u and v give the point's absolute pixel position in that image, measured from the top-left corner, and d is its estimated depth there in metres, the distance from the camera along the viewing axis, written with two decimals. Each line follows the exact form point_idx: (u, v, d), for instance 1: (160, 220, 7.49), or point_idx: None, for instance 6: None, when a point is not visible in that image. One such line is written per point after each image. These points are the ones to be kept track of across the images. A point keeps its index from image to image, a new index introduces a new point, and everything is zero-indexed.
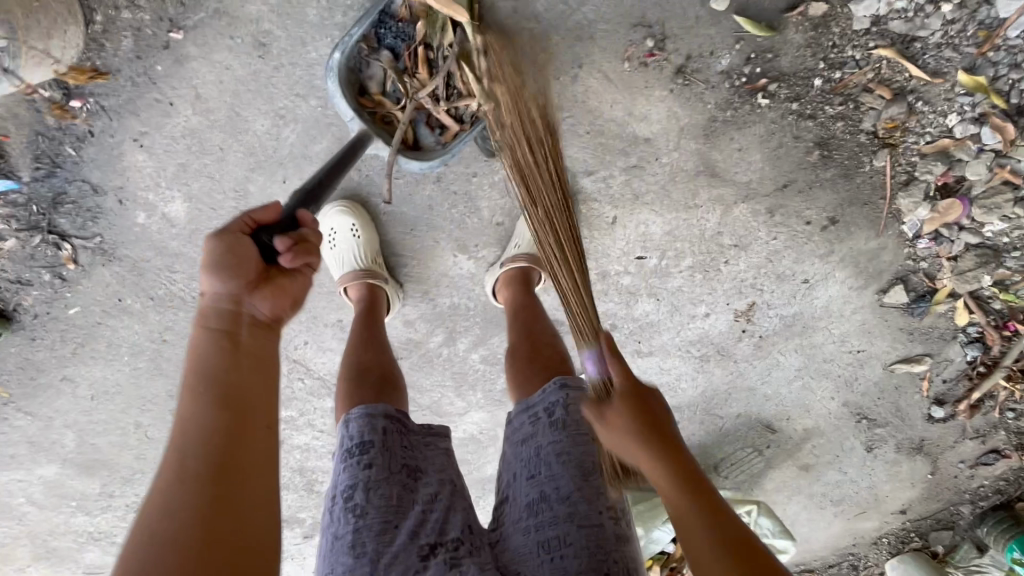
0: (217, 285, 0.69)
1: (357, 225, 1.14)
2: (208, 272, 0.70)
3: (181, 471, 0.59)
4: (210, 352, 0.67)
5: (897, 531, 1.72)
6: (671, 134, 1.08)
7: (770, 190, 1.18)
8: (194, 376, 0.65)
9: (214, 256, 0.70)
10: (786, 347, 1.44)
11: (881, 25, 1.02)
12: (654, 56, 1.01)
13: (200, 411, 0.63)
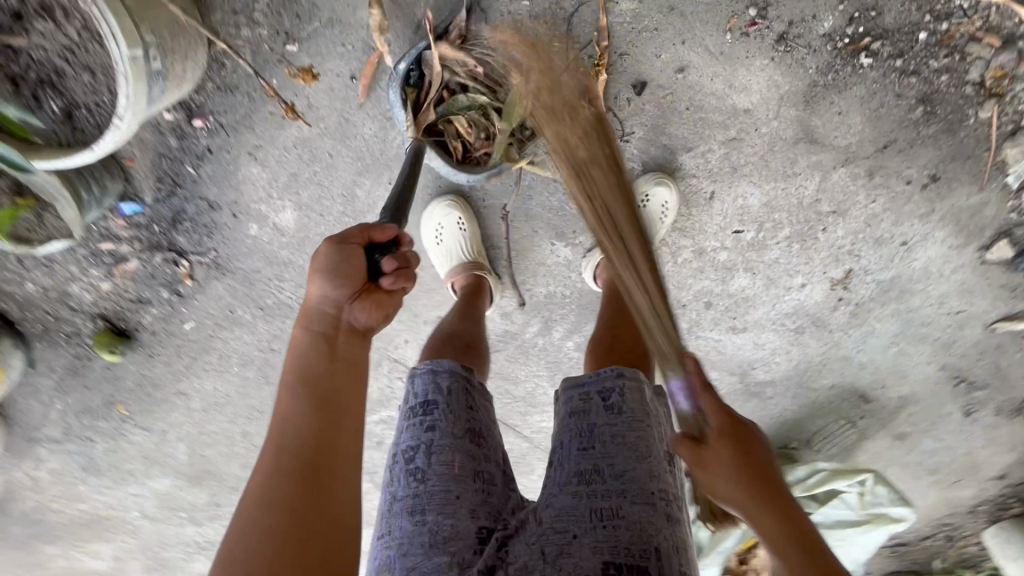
0: (322, 293, 0.70)
1: (463, 218, 1.15)
2: (317, 273, 0.70)
3: (278, 464, 0.62)
4: (309, 353, 0.68)
5: (994, 497, 1.71)
6: (772, 103, 1.10)
7: (870, 152, 1.17)
8: (293, 375, 0.67)
9: (327, 266, 0.70)
10: (882, 312, 1.40)
11: None
12: (755, 25, 1.03)
13: (297, 411, 0.65)
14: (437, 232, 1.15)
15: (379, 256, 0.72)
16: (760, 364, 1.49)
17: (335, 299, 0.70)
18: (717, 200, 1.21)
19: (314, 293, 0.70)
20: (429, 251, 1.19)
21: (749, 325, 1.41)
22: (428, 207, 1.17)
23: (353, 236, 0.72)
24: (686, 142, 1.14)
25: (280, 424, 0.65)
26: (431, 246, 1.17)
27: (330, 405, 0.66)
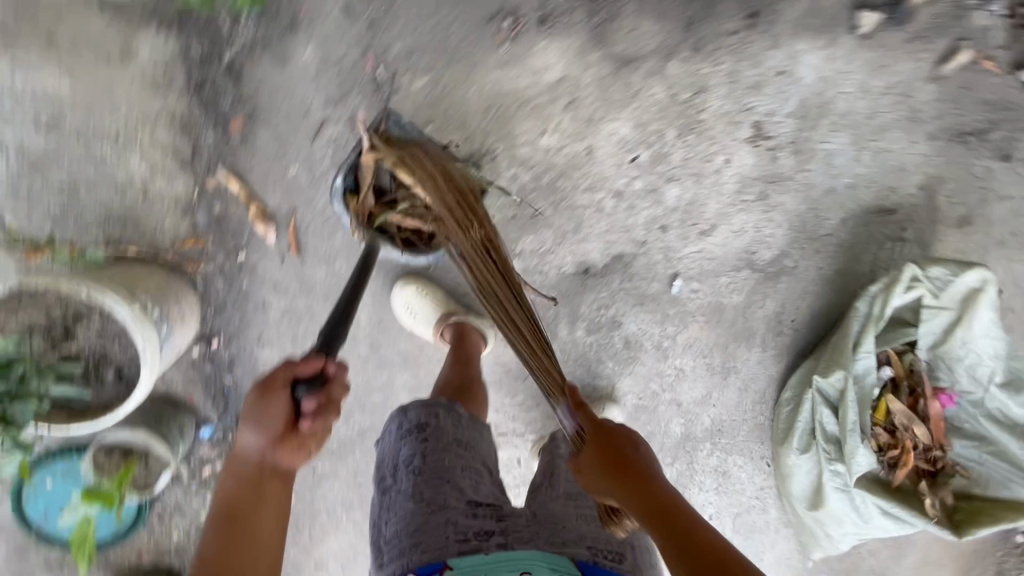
0: (257, 423, 0.93)
1: (420, 287, 1.33)
2: (247, 405, 0.93)
3: (224, 517, 0.92)
4: (248, 460, 0.94)
5: None
6: (575, 63, 1.29)
7: (682, 36, 1.31)
8: (237, 470, 0.95)
9: (257, 401, 0.93)
10: (820, 134, 1.45)
11: None
12: (517, 27, 1.24)
13: (235, 492, 0.94)
14: (408, 310, 1.32)
15: (301, 390, 0.92)
16: (758, 246, 1.50)
17: (274, 420, 0.93)
18: (596, 149, 1.35)
19: (244, 433, 0.94)
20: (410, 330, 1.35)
21: (716, 222, 1.46)
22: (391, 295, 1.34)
23: (278, 375, 0.93)
24: (538, 129, 1.32)
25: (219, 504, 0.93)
26: (409, 324, 1.33)
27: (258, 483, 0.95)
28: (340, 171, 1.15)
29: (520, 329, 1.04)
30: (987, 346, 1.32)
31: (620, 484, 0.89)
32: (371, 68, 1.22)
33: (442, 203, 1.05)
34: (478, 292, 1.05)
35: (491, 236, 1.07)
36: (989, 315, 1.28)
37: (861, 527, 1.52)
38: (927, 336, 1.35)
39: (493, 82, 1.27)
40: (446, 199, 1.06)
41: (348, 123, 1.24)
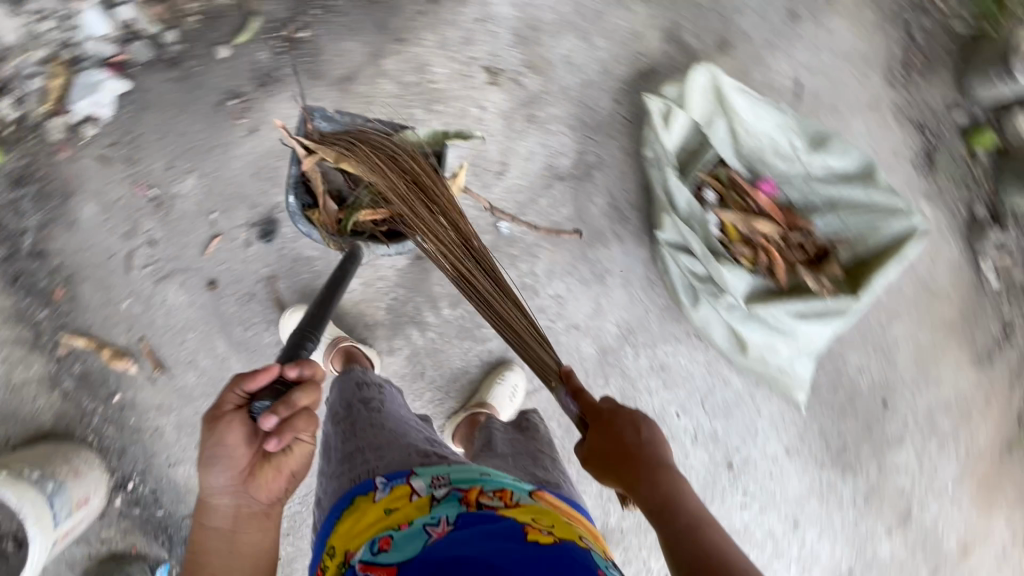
0: (222, 458, 0.92)
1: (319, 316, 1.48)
2: (206, 440, 0.92)
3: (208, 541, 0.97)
4: (218, 495, 0.95)
5: None
6: (306, 103, 1.47)
7: (381, 37, 1.50)
8: (210, 504, 0.96)
9: (217, 430, 0.91)
10: (548, 46, 1.59)
11: None
12: (243, 102, 1.43)
13: (214, 521, 0.97)
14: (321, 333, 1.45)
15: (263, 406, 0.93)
16: (553, 160, 1.61)
17: (245, 447, 0.93)
18: None
19: (210, 477, 0.93)
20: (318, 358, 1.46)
21: (505, 161, 1.59)
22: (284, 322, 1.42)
23: (229, 394, 0.93)
24: None
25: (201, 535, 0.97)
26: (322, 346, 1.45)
27: (246, 512, 0.97)
28: (290, 186, 1.27)
29: (502, 316, 1.18)
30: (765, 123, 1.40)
31: (621, 469, 0.95)
32: (144, 193, 1.40)
33: (420, 215, 1.22)
34: (468, 291, 1.22)
35: (469, 235, 1.22)
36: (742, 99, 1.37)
37: (799, 343, 1.49)
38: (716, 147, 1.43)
39: (248, 151, 1.44)
40: (426, 212, 1.23)
41: (150, 245, 1.41)
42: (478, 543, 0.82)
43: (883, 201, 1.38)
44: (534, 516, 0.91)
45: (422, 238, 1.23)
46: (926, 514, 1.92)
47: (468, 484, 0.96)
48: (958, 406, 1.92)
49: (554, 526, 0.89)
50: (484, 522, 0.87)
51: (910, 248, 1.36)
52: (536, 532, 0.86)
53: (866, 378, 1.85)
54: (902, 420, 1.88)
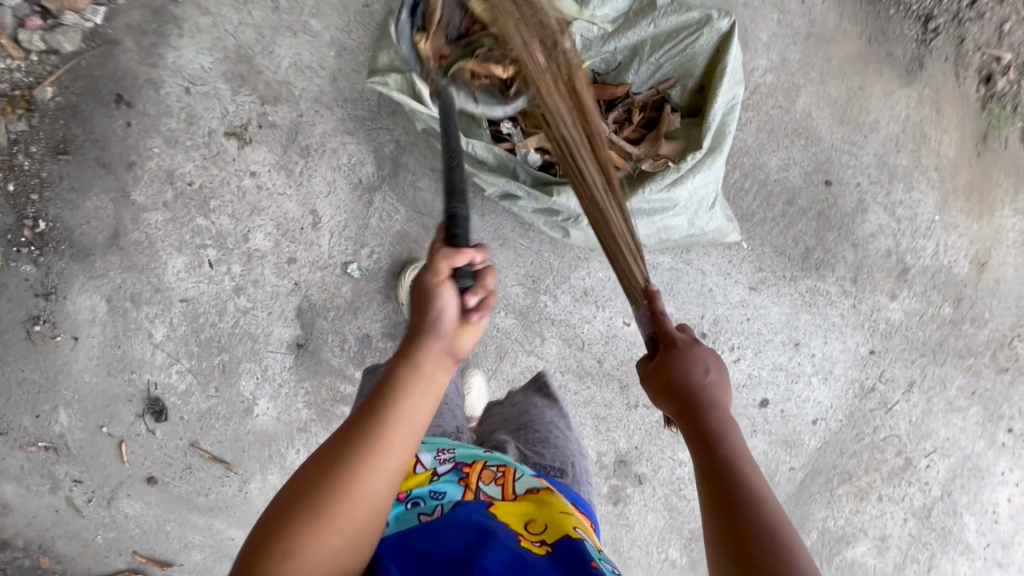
0: (440, 350, 0.68)
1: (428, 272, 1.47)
2: (430, 309, 0.68)
3: (321, 469, 0.62)
4: (399, 384, 0.66)
5: None
6: (98, 284, 1.37)
7: (111, 176, 1.35)
8: (377, 397, 0.66)
9: (429, 300, 0.68)
10: (270, 67, 1.37)
11: None
12: (48, 321, 1.37)
13: (359, 426, 0.64)
14: (422, 280, 1.45)
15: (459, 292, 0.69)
16: (354, 175, 1.44)
17: (451, 354, 0.69)
18: (187, 294, 1.41)
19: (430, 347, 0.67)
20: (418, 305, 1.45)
21: (311, 208, 1.43)
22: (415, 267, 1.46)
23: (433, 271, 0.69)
24: (146, 336, 1.41)
25: (332, 444, 0.64)
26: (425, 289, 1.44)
27: (430, 374, 0.67)
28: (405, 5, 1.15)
29: (589, 179, 0.91)
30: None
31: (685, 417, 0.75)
32: (37, 449, 1.41)
33: (518, 31, 0.91)
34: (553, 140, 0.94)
35: (576, 76, 0.93)
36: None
37: (683, 210, 1.33)
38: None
39: (87, 357, 1.40)
40: (533, 37, 0.92)
41: (77, 484, 1.44)
42: (461, 537, 0.78)
43: (681, 19, 1.19)
44: (528, 516, 0.83)
45: (521, 54, 0.93)
46: (925, 257, 1.77)
47: (472, 457, 0.95)
48: (909, 135, 1.69)
49: (546, 527, 0.81)
50: (477, 513, 0.83)
51: (729, 57, 1.18)
52: (527, 537, 0.79)
53: (798, 171, 1.65)
54: (858, 186, 1.69)
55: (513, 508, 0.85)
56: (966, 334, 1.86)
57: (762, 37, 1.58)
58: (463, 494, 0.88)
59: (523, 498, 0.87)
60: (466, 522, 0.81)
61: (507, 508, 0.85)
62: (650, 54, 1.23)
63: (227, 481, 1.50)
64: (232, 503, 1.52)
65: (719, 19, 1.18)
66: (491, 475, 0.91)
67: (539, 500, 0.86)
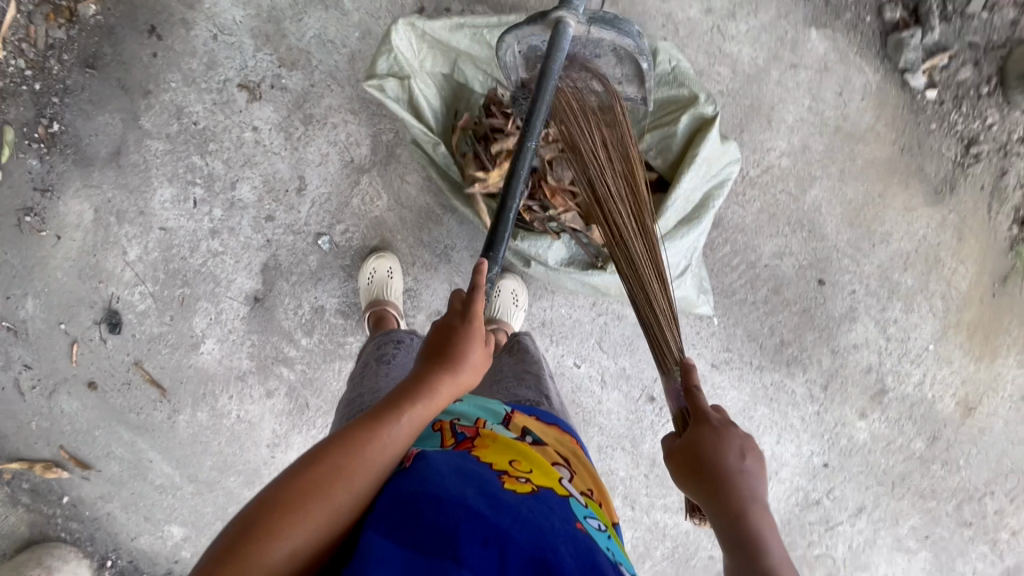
0: (441, 393, 0.83)
1: (392, 266, 1.48)
2: (442, 357, 0.85)
3: (319, 462, 0.71)
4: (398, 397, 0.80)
5: None
6: (91, 194, 1.46)
7: (127, 98, 1.43)
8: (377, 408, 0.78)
9: (464, 341, 0.88)
10: (294, 35, 1.43)
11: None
12: (38, 215, 1.46)
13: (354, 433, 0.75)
14: (384, 273, 1.47)
15: (463, 347, 0.87)
16: (349, 152, 1.48)
17: (449, 392, 0.84)
18: (168, 223, 1.48)
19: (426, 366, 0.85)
20: (374, 295, 1.45)
21: (300, 173, 1.48)
22: (381, 256, 1.48)
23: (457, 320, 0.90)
24: (121, 252, 1.49)
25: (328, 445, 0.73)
26: (384, 282, 1.46)
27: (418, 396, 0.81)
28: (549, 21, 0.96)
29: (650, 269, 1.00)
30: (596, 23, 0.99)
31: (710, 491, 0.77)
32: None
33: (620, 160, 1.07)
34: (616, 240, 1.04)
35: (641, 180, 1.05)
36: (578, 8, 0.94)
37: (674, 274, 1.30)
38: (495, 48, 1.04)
39: (64, 258, 1.48)
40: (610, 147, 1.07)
41: (26, 369, 1.53)
42: (453, 479, 0.73)
43: (665, 97, 1.17)
44: (513, 458, 0.82)
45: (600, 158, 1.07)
46: (909, 384, 1.67)
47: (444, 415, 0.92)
48: (922, 255, 1.60)
49: (534, 472, 0.81)
50: (460, 455, 0.80)
51: (707, 141, 1.13)
52: (516, 478, 0.77)
53: (791, 262, 1.59)
54: (852, 293, 1.61)
55: (497, 451, 0.83)
56: (935, 475, 1.74)
57: (789, 119, 1.52)
58: (440, 442, 0.85)
59: (501, 440, 0.85)
60: (449, 464, 0.77)
61: (490, 448, 0.83)
62: (639, 119, 1.19)
63: (160, 406, 1.56)
64: (160, 428, 1.58)
65: (705, 105, 1.14)
66: (464, 422, 0.90)
67: (518, 447, 0.86)
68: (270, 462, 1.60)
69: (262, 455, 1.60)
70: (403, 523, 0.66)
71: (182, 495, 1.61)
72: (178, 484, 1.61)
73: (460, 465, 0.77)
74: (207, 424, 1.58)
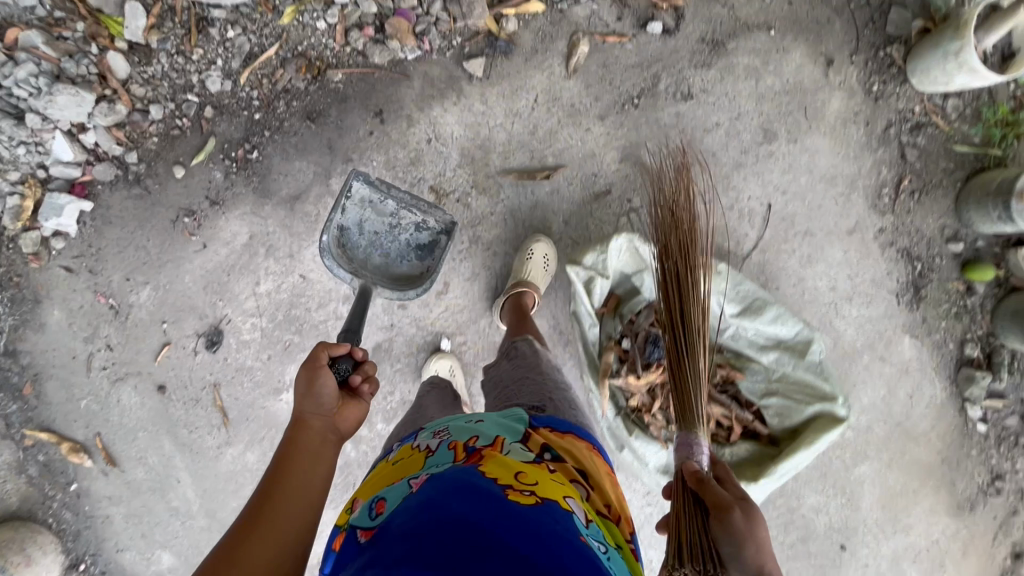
0: (309, 407, 0.95)
1: (453, 365, 1.54)
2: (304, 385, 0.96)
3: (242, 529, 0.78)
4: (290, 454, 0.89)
5: (856, 110, 1.65)
6: (253, 221, 1.52)
7: (329, 157, 1.53)
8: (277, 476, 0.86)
9: (301, 378, 0.95)
10: (494, 166, 1.58)
11: (243, 62, 1.47)
12: (197, 219, 1.51)
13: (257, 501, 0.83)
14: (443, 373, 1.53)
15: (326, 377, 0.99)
16: (496, 279, 1.59)
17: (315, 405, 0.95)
18: (309, 274, 1.54)
19: (307, 406, 0.95)
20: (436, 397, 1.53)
21: (446, 279, 1.58)
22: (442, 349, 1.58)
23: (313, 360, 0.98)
24: (254, 281, 1.53)
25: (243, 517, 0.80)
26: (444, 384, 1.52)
27: (307, 442, 0.92)
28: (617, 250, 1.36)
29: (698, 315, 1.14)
30: (352, 216, 1.40)
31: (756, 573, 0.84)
32: (104, 303, 1.50)
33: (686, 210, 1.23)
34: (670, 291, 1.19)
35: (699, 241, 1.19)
36: (329, 258, 1.30)
37: None
38: (368, 260, 1.41)
39: (199, 265, 1.51)
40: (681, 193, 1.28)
41: (107, 349, 1.51)
42: (459, 504, 0.72)
43: (807, 376, 1.32)
44: (518, 472, 0.81)
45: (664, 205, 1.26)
46: None
47: (467, 435, 0.90)
48: (930, 555, 1.76)
49: (540, 487, 0.79)
50: (467, 471, 0.80)
51: (830, 434, 1.27)
52: (520, 492, 0.75)
53: (823, 519, 1.73)
54: (864, 565, 1.75)
55: (503, 466, 0.82)
56: None
57: (863, 399, 1.72)
58: (453, 461, 0.84)
59: (511, 458, 0.84)
60: (455, 483, 0.77)
61: (496, 464, 0.82)
62: (774, 381, 1.34)
63: (215, 433, 1.54)
64: (204, 452, 1.55)
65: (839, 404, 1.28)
66: (482, 439, 0.88)
67: (533, 466, 0.84)
68: None
69: None
70: (395, 546, 0.67)
71: (189, 525, 1.55)
72: (192, 513, 1.55)
73: (453, 484, 0.76)
74: (251, 466, 1.56)
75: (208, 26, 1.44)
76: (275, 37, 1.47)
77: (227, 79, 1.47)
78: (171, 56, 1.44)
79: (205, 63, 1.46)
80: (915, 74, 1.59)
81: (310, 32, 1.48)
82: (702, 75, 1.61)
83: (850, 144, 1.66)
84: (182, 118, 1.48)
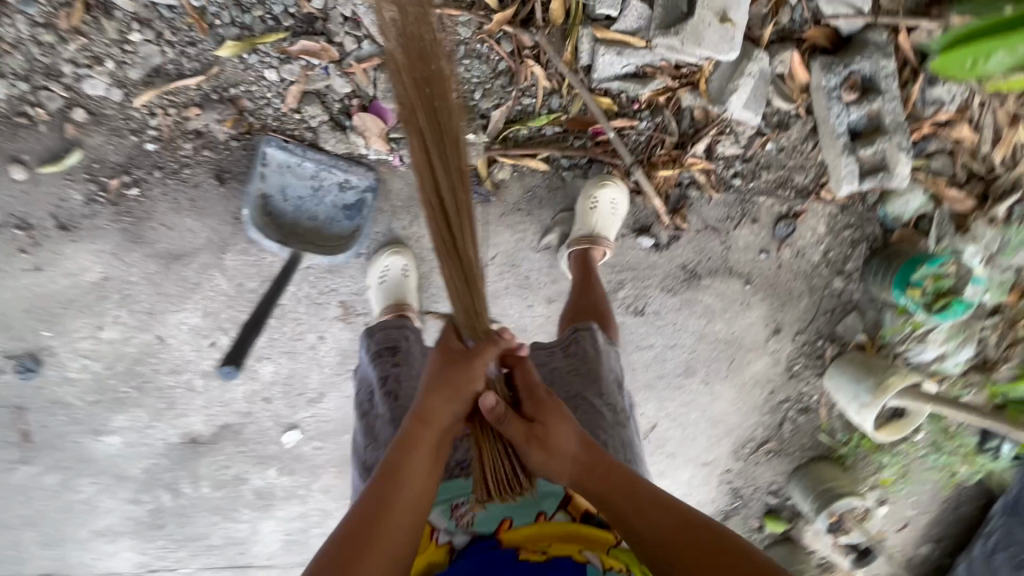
0: (451, 409, 0.82)
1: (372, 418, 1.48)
2: (443, 374, 0.83)
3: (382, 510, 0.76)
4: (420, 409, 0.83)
5: (770, 375, 1.72)
6: (110, 262, 1.23)
7: (232, 229, 1.24)
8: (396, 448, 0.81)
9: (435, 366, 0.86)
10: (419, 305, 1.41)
11: (145, 78, 1.09)
12: (32, 236, 1.18)
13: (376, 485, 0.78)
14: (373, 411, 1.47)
15: (471, 337, 0.88)
16: None
17: (463, 403, 0.83)
18: (168, 337, 1.32)
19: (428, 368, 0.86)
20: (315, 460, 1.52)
21: (323, 390, 1.47)
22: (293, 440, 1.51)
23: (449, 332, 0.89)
24: (95, 324, 1.28)
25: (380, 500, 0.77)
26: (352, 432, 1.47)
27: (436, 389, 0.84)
28: None
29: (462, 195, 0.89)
30: (272, 188, 1.20)
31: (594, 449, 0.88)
32: None
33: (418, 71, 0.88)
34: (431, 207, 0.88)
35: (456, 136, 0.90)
36: (253, 231, 1.18)
37: None
38: (298, 224, 1.24)
39: (25, 286, 1.22)
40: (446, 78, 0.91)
41: None
42: None
43: None
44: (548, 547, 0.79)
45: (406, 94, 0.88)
46: None
47: (495, 521, 0.83)
48: None
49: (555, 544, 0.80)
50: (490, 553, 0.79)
51: None
52: (535, 552, 0.78)
53: None
54: None
55: (530, 537, 0.81)
56: None
57: None
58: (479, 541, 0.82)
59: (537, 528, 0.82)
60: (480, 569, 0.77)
61: (520, 538, 0.81)
62: None
63: (10, 449, 1.38)
64: None
65: None
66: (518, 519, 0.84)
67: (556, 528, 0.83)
68: (81, 543, 1.53)
69: (80, 535, 1.53)
70: None
71: None
72: None
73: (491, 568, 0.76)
74: (47, 487, 1.45)
75: (107, 13, 1.06)
76: (201, 65, 1.10)
77: (116, 89, 1.10)
78: (32, 26, 1.05)
79: (87, 57, 1.07)
80: (832, 380, 1.64)
81: (252, 77, 1.12)
82: (663, 298, 1.53)
83: (747, 399, 1.74)
84: (37, 108, 1.09)
